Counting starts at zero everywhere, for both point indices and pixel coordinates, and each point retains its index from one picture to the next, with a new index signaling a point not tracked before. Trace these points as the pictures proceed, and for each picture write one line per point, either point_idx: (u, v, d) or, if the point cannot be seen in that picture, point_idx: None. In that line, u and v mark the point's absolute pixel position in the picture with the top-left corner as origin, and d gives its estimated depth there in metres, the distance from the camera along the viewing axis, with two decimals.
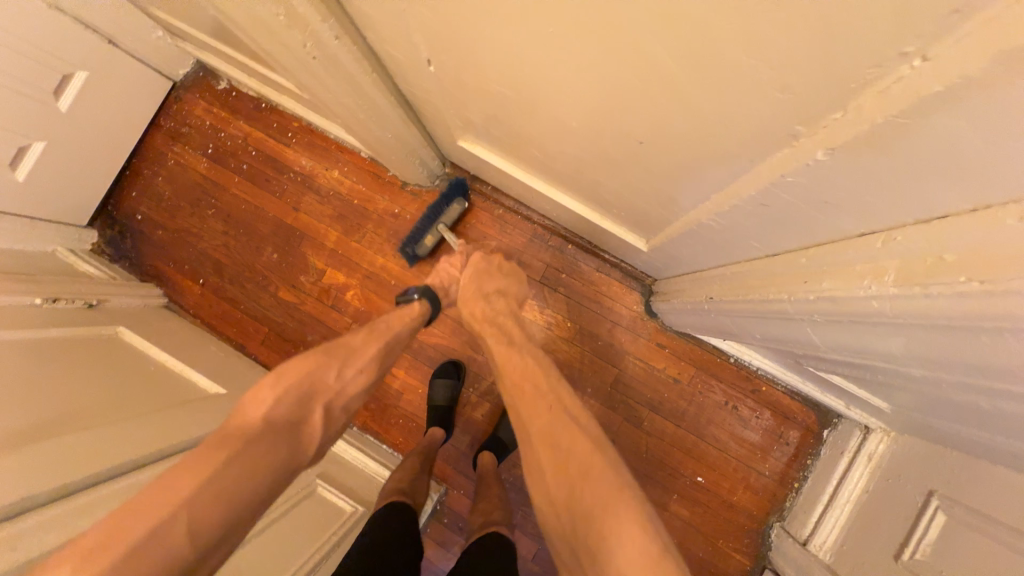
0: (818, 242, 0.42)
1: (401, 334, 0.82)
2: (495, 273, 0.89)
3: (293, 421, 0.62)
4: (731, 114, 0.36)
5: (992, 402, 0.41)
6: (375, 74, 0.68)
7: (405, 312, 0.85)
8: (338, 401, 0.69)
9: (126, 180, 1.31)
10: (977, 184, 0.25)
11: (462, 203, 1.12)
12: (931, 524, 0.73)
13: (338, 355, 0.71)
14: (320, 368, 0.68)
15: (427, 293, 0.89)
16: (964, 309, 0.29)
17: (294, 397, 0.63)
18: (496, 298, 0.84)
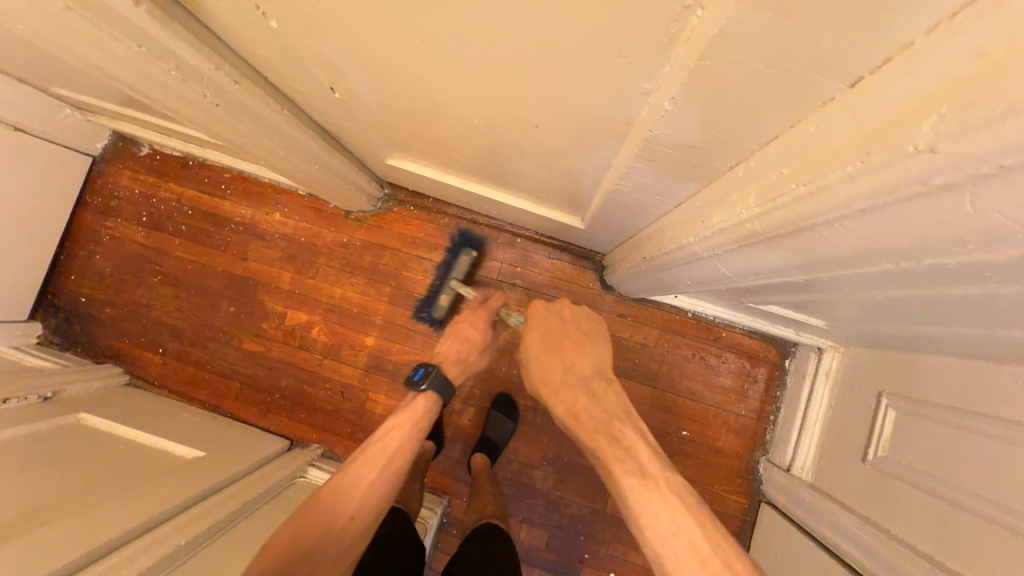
0: (706, 181, 0.47)
1: (405, 445, 0.74)
2: (572, 342, 0.75)
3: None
4: (595, 84, 0.40)
5: (881, 292, 0.46)
6: (286, 109, 0.70)
7: (405, 419, 0.75)
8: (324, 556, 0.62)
9: (61, 264, 1.27)
10: (783, 98, 0.30)
11: (467, 253, 1.12)
12: (885, 422, 0.79)
13: (326, 502, 0.65)
14: (307, 529, 0.62)
15: (435, 383, 0.79)
16: (800, 215, 0.33)
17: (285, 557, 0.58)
18: (593, 382, 0.71)
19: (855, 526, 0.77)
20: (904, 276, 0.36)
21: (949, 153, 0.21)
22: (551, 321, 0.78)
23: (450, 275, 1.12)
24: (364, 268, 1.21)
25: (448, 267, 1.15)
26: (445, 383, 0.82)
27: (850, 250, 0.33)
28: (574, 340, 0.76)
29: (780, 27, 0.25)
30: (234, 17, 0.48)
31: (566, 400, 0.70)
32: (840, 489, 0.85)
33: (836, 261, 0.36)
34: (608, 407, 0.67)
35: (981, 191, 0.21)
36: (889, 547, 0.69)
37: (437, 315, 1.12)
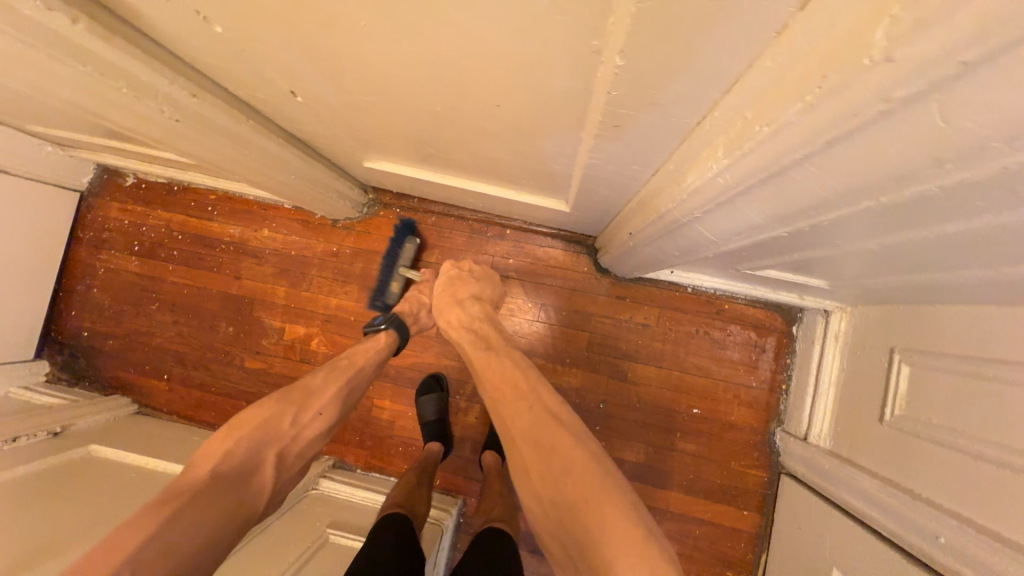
0: (678, 141, 0.45)
1: (366, 369, 0.82)
2: (463, 277, 0.89)
3: (248, 469, 0.60)
4: (544, 50, 0.38)
5: (875, 239, 0.44)
6: (251, 119, 0.69)
7: (368, 345, 0.86)
8: (292, 449, 0.67)
9: (62, 301, 1.29)
10: (740, 32, 0.27)
11: (410, 240, 1.11)
12: (899, 379, 0.76)
13: (294, 399, 0.70)
14: (272, 417, 0.66)
15: (395, 321, 0.90)
16: (768, 160, 0.31)
17: (249, 444, 0.62)
18: (471, 302, 0.84)
19: (876, 489, 0.74)
20: (890, 217, 0.34)
21: (911, 59, 0.18)
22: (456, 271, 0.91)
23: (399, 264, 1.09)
24: (356, 275, 1.20)
25: (393, 255, 1.10)
26: (403, 324, 0.92)
27: (830, 193, 0.30)
28: (462, 276, 0.89)
29: None
30: (176, 25, 0.47)
31: (445, 313, 0.82)
32: (860, 453, 0.82)
33: (818, 208, 0.33)
34: (473, 314, 0.80)
35: (955, 97, 0.19)
36: (914, 507, 0.67)
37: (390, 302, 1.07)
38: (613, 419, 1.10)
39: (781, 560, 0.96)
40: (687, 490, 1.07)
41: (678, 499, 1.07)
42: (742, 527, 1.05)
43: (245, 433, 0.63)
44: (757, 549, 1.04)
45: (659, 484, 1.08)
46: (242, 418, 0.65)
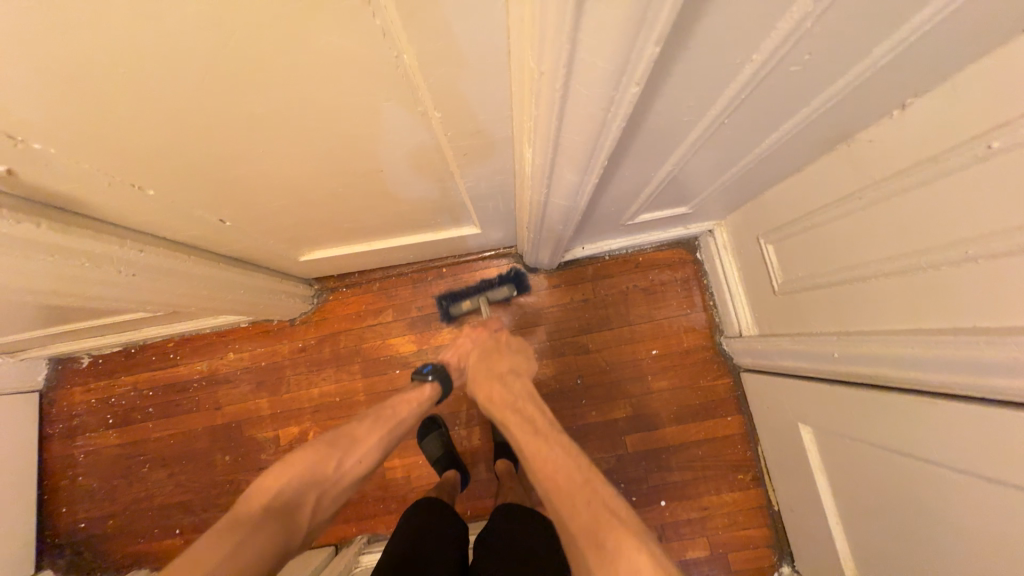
0: (511, 148, 0.63)
1: (409, 419, 0.91)
2: (499, 351, 0.98)
3: (288, 509, 0.70)
4: (391, 124, 0.55)
5: (665, 155, 0.63)
6: (192, 256, 0.82)
7: (416, 396, 0.94)
8: (331, 490, 0.77)
9: (48, 503, 1.28)
10: (488, 71, 0.46)
11: (508, 287, 1.15)
12: (770, 255, 0.96)
13: (341, 445, 0.81)
14: (323, 459, 0.77)
15: (441, 375, 0.98)
16: (546, 139, 0.48)
17: (292, 487, 0.72)
18: (510, 378, 0.92)
19: (795, 343, 0.91)
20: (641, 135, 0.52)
21: (546, 70, 0.36)
22: (487, 338, 1.03)
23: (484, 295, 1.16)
24: (328, 359, 1.29)
25: (488, 285, 1.17)
26: (448, 377, 1.00)
27: (587, 145, 0.48)
28: (500, 351, 0.98)
29: (446, 44, 0.41)
30: (112, 201, 0.60)
31: (486, 388, 0.91)
32: (775, 324, 1.00)
33: (592, 156, 0.50)
34: (513, 391, 0.89)
35: (580, 78, 0.37)
36: (818, 343, 0.84)
37: (451, 312, 1.16)
38: (594, 388, 1.23)
39: (771, 441, 1.10)
40: (677, 420, 1.20)
41: (674, 431, 1.20)
42: (731, 431, 1.19)
43: (297, 471, 0.74)
44: (752, 444, 1.18)
45: (653, 426, 1.21)
46: (296, 457, 0.76)
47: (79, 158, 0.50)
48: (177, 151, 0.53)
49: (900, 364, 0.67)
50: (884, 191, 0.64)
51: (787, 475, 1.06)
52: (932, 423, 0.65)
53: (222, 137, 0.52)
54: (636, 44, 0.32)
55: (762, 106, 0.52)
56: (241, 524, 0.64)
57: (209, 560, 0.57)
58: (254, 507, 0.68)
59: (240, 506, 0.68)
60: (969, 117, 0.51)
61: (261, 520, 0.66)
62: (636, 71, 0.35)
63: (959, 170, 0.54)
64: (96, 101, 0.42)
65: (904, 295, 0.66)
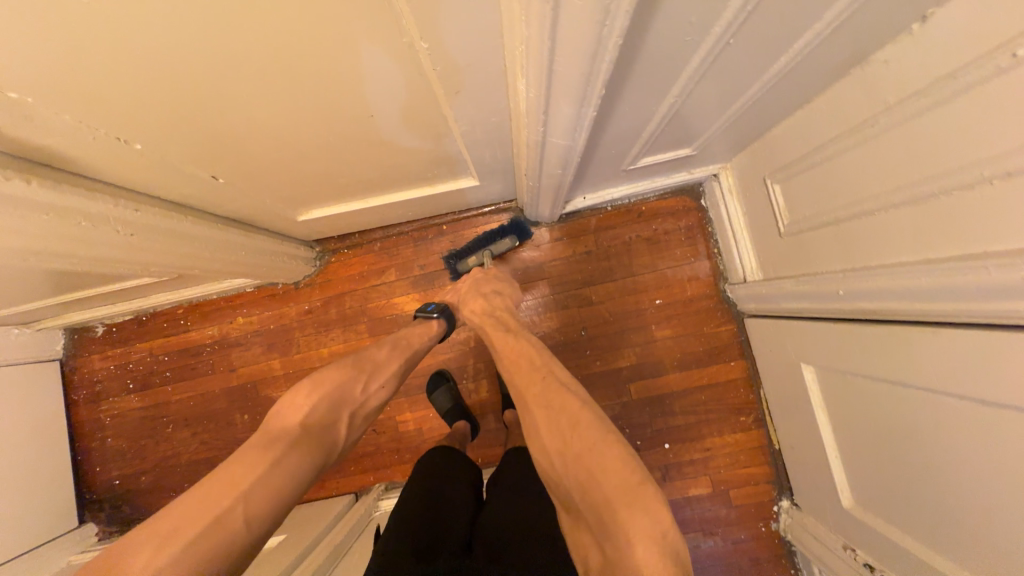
0: (505, 84, 0.60)
1: (419, 349, 0.95)
2: (490, 279, 1.03)
3: (323, 426, 0.71)
4: (376, 61, 0.52)
5: (666, 84, 0.59)
6: (189, 216, 0.81)
7: (422, 330, 0.99)
8: (359, 410, 0.79)
9: (83, 463, 1.35)
10: None
11: (512, 239, 1.18)
12: (776, 196, 0.94)
13: (366, 368, 0.82)
14: (350, 382, 0.77)
15: (446, 313, 1.04)
16: (539, 64, 0.46)
17: (325, 406, 0.72)
18: (493, 297, 0.98)
19: (800, 285, 0.91)
20: (639, 57, 0.49)
21: None
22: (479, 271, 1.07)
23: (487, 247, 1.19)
24: (335, 320, 1.31)
25: (491, 236, 1.20)
26: (452, 315, 1.06)
27: (581, 68, 0.45)
28: (490, 279, 1.04)
29: None
30: (100, 157, 0.59)
31: (472, 303, 0.97)
32: (780, 268, 0.99)
33: (589, 83, 0.48)
34: (496, 306, 0.95)
35: None
36: (822, 283, 0.84)
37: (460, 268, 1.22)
38: (598, 339, 1.24)
39: (773, 384, 1.12)
40: (681, 367, 1.22)
41: (678, 378, 1.22)
42: (734, 375, 1.21)
43: (327, 391, 0.74)
44: (755, 387, 1.20)
45: (657, 373, 1.23)
46: (325, 377, 0.75)
47: (57, 109, 0.49)
48: (158, 99, 0.51)
49: (906, 296, 0.67)
50: (899, 115, 0.61)
51: (788, 416, 1.08)
52: (934, 353, 0.65)
53: (202, 82, 0.50)
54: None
55: (768, 21, 0.49)
56: (283, 439, 0.65)
57: (245, 481, 0.58)
58: (291, 424, 0.68)
59: (274, 421, 0.68)
60: (997, 22, 0.47)
61: (301, 437, 0.67)
62: None
63: (980, 85, 0.51)
64: (65, 41, 0.40)
65: (914, 225, 0.64)
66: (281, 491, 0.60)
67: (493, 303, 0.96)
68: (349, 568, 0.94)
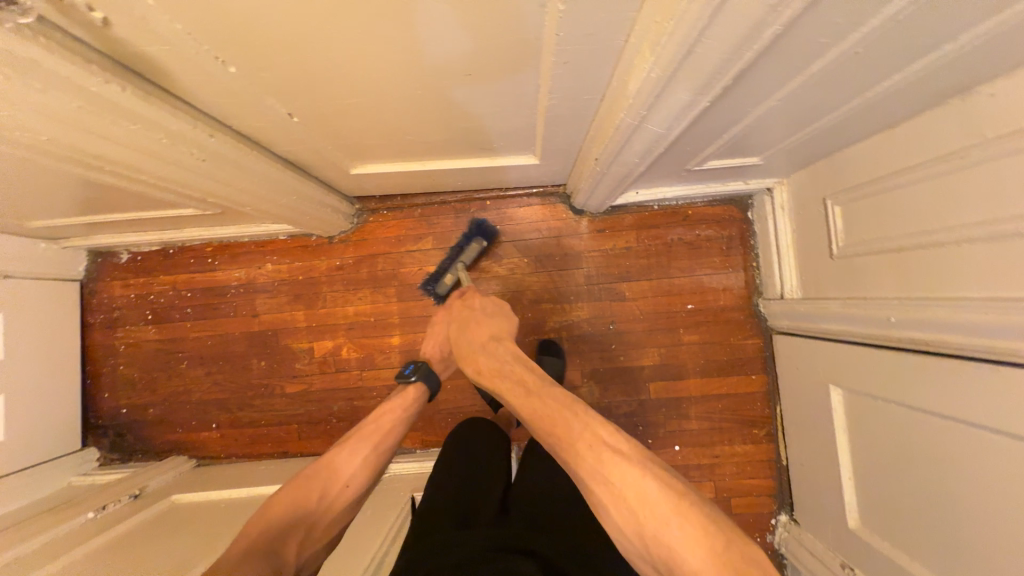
0: (614, 61, 0.59)
1: (396, 427, 0.90)
2: (476, 320, 0.96)
3: (275, 542, 0.69)
4: (498, 17, 0.51)
5: (776, 87, 0.59)
6: (253, 150, 0.80)
7: (395, 404, 0.94)
8: (324, 518, 0.76)
9: (91, 387, 1.34)
10: None
11: (478, 242, 1.20)
12: (835, 219, 0.94)
13: (322, 475, 0.79)
14: (302, 494, 0.75)
15: (423, 371, 0.99)
16: (680, 43, 0.45)
17: (278, 523, 0.71)
18: (492, 345, 0.89)
19: (845, 307, 0.92)
20: (772, 54, 0.49)
21: None
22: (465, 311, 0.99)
23: (459, 260, 1.21)
24: (365, 279, 1.30)
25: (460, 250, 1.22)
26: (431, 372, 1.01)
27: (722, 54, 0.45)
28: (478, 320, 0.96)
29: None
30: (195, 75, 0.58)
31: (472, 361, 0.88)
32: (825, 289, 1.00)
33: (718, 72, 0.48)
34: (500, 356, 0.86)
35: None
36: (873, 307, 0.84)
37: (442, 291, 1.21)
38: (624, 336, 1.25)
39: (794, 401, 1.14)
40: (703, 374, 1.24)
41: (698, 384, 1.24)
42: (753, 388, 1.23)
43: (275, 514, 0.72)
44: (772, 402, 1.22)
45: (679, 376, 1.24)
46: (274, 502, 0.74)
47: (173, 15, 0.47)
48: (280, 26, 0.50)
49: (962, 330, 0.68)
50: (999, 150, 0.61)
51: (805, 435, 1.10)
52: (985, 392, 0.66)
53: (323, 12, 0.48)
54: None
55: (908, 37, 0.48)
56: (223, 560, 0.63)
57: None
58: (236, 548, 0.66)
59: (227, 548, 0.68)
60: None
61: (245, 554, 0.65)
62: None
63: None
64: None
65: (990, 263, 0.64)
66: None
67: (494, 353, 0.87)
68: (363, 522, 0.96)
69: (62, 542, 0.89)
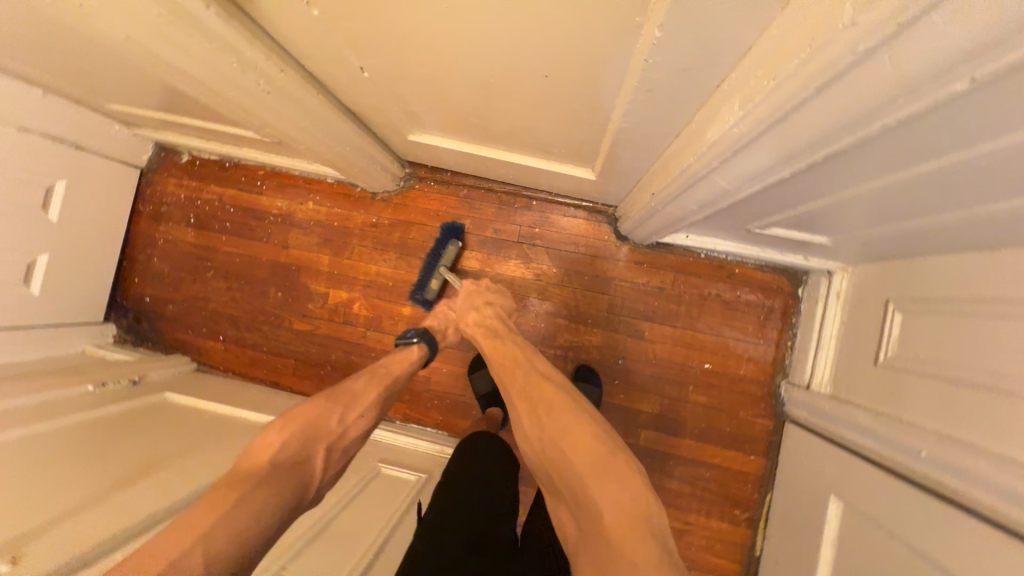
0: (701, 102, 0.54)
1: (399, 377, 0.95)
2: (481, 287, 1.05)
3: (293, 463, 0.70)
4: (591, 26, 0.47)
5: (870, 177, 0.53)
6: (319, 93, 0.80)
7: (403, 356, 0.98)
8: (337, 445, 0.77)
9: (125, 269, 1.42)
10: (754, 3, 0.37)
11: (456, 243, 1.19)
12: (893, 326, 0.86)
13: (340, 401, 0.82)
14: (322, 415, 0.78)
15: (425, 336, 1.02)
16: (775, 106, 0.40)
17: (294, 446, 0.72)
18: (486, 308, 0.99)
19: (873, 422, 0.84)
20: (874, 145, 0.43)
21: (868, 22, 0.29)
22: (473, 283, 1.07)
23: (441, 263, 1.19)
24: (394, 243, 1.30)
25: (438, 254, 1.20)
26: (431, 337, 1.04)
27: (817, 131, 0.40)
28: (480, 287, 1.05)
29: None
30: (278, 8, 0.57)
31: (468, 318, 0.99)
32: (858, 396, 0.92)
33: (809, 147, 0.43)
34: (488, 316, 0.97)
35: (896, 48, 0.29)
36: (903, 434, 0.77)
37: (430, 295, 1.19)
38: (631, 374, 1.20)
39: (786, 497, 1.07)
40: (699, 438, 1.18)
41: (691, 446, 1.18)
42: (748, 469, 1.16)
43: (296, 429, 0.74)
44: (763, 489, 1.15)
45: (673, 432, 1.19)
46: (294, 417, 0.76)
47: None
48: None
49: (1000, 495, 0.60)
50: None
51: (788, 535, 1.03)
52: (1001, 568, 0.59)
53: None
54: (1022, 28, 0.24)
55: None
56: (244, 482, 0.64)
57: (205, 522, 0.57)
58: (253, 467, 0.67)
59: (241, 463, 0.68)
60: None
61: (265, 478, 0.66)
62: (982, 62, 0.27)
63: None
64: None
65: None
66: (256, 520, 0.61)
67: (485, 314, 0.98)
68: None
69: (59, 405, 0.95)
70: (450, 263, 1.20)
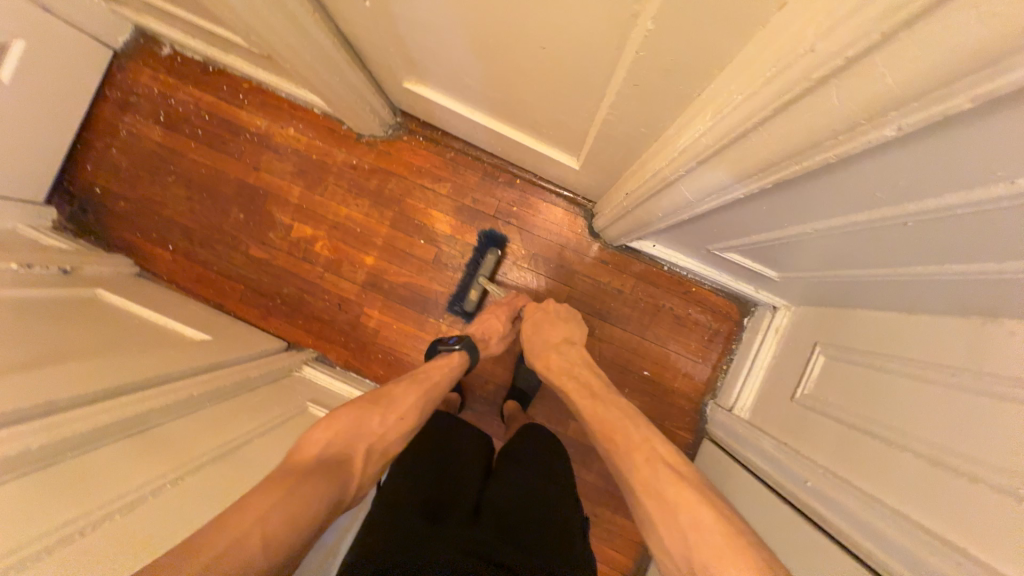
0: (680, 109, 0.56)
1: (442, 383, 0.90)
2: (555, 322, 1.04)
3: (336, 462, 0.63)
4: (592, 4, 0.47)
5: (814, 217, 0.56)
6: (314, 13, 0.77)
7: (440, 362, 0.94)
8: (379, 445, 0.71)
9: (78, 152, 1.33)
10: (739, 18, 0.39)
11: (494, 252, 1.21)
12: (814, 365, 0.92)
13: (382, 403, 0.76)
14: (365, 416, 0.71)
15: (467, 343, 0.99)
16: (740, 121, 0.43)
17: (336, 445, 0.65)
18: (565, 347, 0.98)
19: (775, 449, 0.90)
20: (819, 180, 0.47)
21: (822, 50, 0.33)
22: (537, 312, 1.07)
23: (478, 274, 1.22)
24: (370, 191, 1.27)
25: (477, 265, 1.24)
26: (473, 345, 1.01)
27: (772, 154, 0.42)
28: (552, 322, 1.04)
29: None
30: None
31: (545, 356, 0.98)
32: (770, 424, 0.98)
33: (765, 169, 0.45)
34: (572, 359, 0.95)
35: (842, 82, 0.33)
36: (797, 463, 0.83)
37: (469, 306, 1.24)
38: None
39: None
40: None
41: None
42: None
43: (343, 423, 0.69)
44: None
45: None
46: (340, 415, 0.70)
47: None
48: None
49: (861, 525, 0.67)
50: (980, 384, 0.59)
51: None
52: None
53: None
54: (973, 74, 0.26)
55: (950, 239, 0.45)
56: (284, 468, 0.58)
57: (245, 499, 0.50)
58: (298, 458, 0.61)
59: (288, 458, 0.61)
60: None
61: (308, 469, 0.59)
62: (904, 111, 0.30)
63: None
64: None
65: (915, 480, 0.63)
66: (308, 507, 0.54)
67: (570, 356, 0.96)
68: (249, 403, 0.97)
69: None
70: (489, 272, 1.22)
